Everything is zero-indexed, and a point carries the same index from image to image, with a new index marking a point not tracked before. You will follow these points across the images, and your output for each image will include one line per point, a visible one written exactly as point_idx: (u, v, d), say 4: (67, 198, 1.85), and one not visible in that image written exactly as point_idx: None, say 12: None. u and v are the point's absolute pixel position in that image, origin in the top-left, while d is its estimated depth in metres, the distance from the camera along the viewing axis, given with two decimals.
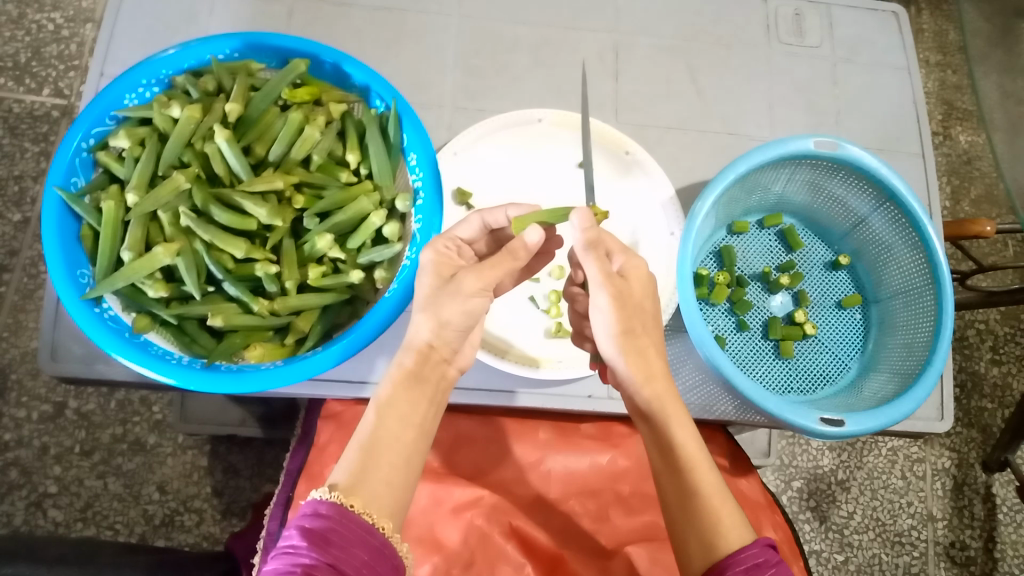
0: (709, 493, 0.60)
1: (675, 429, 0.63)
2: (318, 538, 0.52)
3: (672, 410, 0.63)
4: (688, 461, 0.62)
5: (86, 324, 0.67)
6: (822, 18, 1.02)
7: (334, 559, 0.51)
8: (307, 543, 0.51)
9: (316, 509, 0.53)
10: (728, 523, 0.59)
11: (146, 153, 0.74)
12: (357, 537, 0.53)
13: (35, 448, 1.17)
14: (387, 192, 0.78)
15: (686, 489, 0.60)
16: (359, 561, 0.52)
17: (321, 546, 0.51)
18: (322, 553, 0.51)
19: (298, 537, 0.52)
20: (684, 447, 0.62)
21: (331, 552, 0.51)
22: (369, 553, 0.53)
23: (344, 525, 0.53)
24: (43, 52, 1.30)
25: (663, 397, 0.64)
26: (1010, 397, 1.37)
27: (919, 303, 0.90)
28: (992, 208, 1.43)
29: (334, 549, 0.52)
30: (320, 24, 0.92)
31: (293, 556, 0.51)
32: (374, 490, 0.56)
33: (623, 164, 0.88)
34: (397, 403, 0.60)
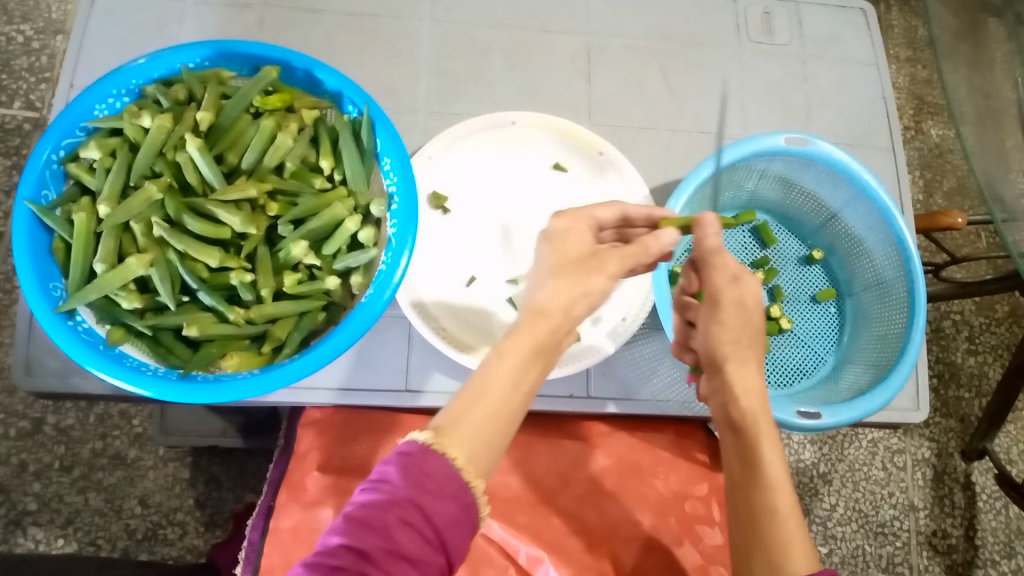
0: (783, 514, 0.60)
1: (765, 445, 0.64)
2: (411, 481, 0.51)
3: (763, 430, 0.65)
4: (769, 479, 0.62)
5: (59, 337, 0.66)
6: (791, 16, 1.03)
7: (424, 504, 0.50)
8: (400, 479, 0.51)
9: (414, 451, 0.52)
10: (793, 539, 0.59)
11: (117, 163, 0.73)
12: (451, 488, 0.52)
13: (13, 466, 1.15)
14: (361, 198, 0.78)
15: (762, 504, 0.61)
16: (449, 514, 0.51)
17: (413, 488, 0.50)
18: (413, 493, 0.50)
19: (393, 474, 0.51)
20: (770, 464, 0.63)
21: (420, 495, 0.50)
22: (458, 507, 0.52)
23: (439, 471, 0.52)
24: (13, 64, 1.29)
25: (755, 412, 0.66)
26: (986, 387, 1.39)
27: (892, 295, 0.91)
28: (964, 200, 1.45)
29: (424, 496, 0.50)
30: (291, 32, 0.92)
31: (384, 491, 0.50)
32: (469, 440, 0.54)
33: (596, 164, 0.89)
34: (514, 352, 0.58)
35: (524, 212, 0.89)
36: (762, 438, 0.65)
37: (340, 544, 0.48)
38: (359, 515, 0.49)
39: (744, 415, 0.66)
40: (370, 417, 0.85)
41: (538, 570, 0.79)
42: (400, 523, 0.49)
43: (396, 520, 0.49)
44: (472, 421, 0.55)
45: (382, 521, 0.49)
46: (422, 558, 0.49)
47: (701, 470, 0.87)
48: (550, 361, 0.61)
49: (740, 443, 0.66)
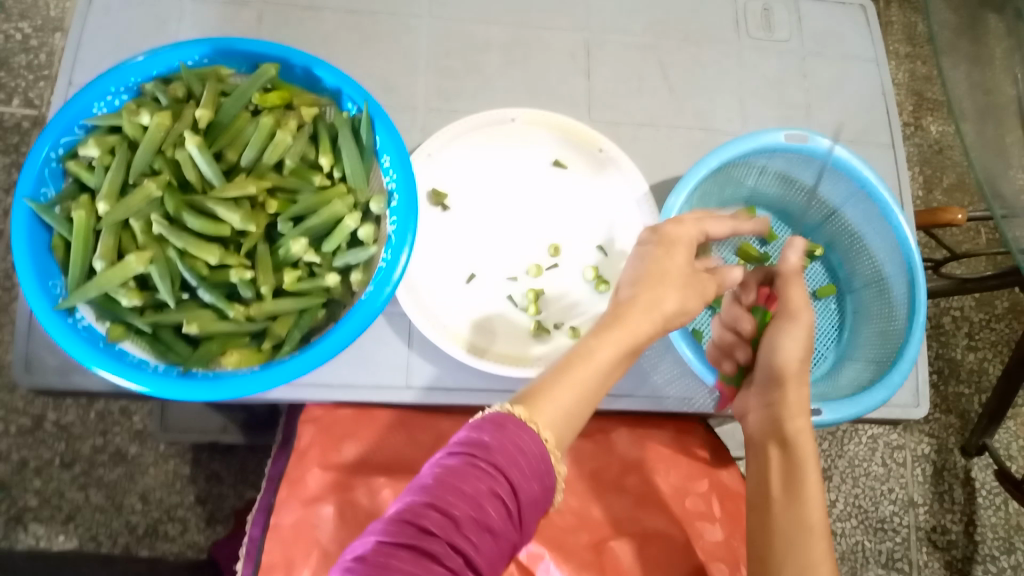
0: (813, 533, 0.65)
1: (805, 466, 0.68)
2: (498, 454, 0.57)
3: (807, 447, 0.70)
4: (809, 498, 0.66)
5: (58, 334, 0.67)
6: (791, 11, 1.03)
7: (512, 481, 0.57)
8: (489, 449, 0.57)
9: (508, 425, 0.59)
10: (820, 556, 0.63)
11: (116, 161, 0.73)
12: (536, 467, 0.59)
13: (14, 462, 1.16)
14: (361, 195, 0.78)
15: (800, 518, 0.65)
16: (532, 492, 0.58)
17: (501, 467, 0.57)
18: (501, 471, 0.57)
19: (485, 445, 0.57)
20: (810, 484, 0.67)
21: (508, 474, 0.57)
22: (539, 488, 0.59)
23: (525, 450, 0.59)
24: (11, 62, 1.29)
25: (798, 435, 0.70)
26: (986, 383, 1.39)
27: (892, 291, 0.91)
28: (964, 196, 1.45)
29: (510, 471, 0.57)
30: (290, 28, 0.92)
31: (473, 461, 0.57)
32: (558, 418, 0.62)
33: (596, 161, 0.89)
34: (614, 339, 0.67)
35: (523, 210, 0.89)
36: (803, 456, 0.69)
37: (433, 503, 0.54)
38: (449, 478, 0.56)
39: (796, 431, 0.71)
40: (372, 414, 0.85)
41: (538, 567, 0.78)
42: (488, 494, 0.55)
43: (486, 491, 0.55)
44: (564, 401, 0.63)
45: (474, 489, 0.55)
46: (502, 528, 0.56)
47: (701, 466, 0.88)
48: (642, 348, 0.69)
49: (785, 458, 0.70)
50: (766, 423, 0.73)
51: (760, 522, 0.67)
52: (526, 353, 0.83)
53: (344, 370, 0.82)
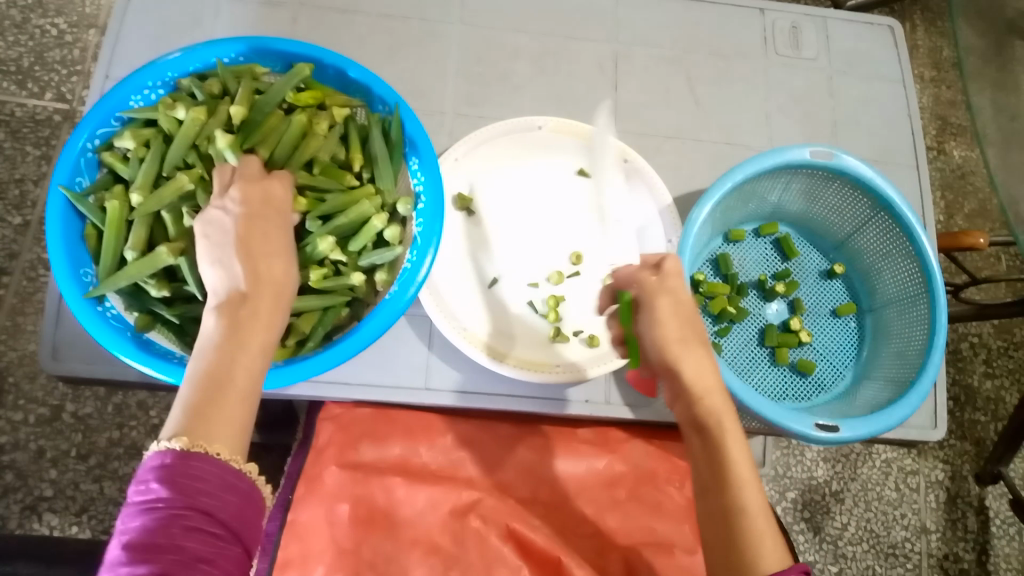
0: (754, 514, 0.58)
1: (731, 445, 0.61)
2: (181, 486, 0.49)
3: (728, 426, 0.62)
4: (737, 478, 0.60)
5: (88, 322, 0.67)
6: (819, 31, 1.04)
7: (202, 506, 0.50)
8: (171, 495, 0.49)
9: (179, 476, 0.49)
10: (768, 542, 0.57)
11: (151, 154, 0.74)
12: (226, 482, 0.51)
13: (31, 452, 1.17)
14: (388, 196, 0.79)
15: (731, 505, 0.59)
16: (229, 506, 0.51)
17: (186, 495, 0.49)
18: (191, 503, 0.49)
19: (162, 491, 0.49)
20: (738, 465, 0.60)
21: (198, 501, 0.49)
22: (237, 496, 0.52)
23: (208, 478, 0.50)
24: (46, 57, 1.32)
25: (720, 413, 0.63)
26: (1003, 411, 1.38)
27: (913, 311, 0.91)
28: (985, 222, 1.44)
29: (201, 496, 0.50)
30: (323, 31, 0.94)
31: (158, 514, 0.48)
32: (233, 432, 0.53)
33: (621, 172, 0.90)
34: (245, 335, 0.55)
35: (547, 217, 0.90)
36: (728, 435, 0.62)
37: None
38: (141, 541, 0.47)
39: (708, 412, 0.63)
40: (390, 414, 0.85)
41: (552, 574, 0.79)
42: (184, 532, 0.48)
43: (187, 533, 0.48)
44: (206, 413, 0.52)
45: (162, 539, 0.47)
46: (220, 556, 0.49)
47: None
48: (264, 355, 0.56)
49: (705, 441, 0.62)
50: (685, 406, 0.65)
51: (704, 512, 0.61)
52: (545, 358, 0.83)
53: (364, 370, 0.83)
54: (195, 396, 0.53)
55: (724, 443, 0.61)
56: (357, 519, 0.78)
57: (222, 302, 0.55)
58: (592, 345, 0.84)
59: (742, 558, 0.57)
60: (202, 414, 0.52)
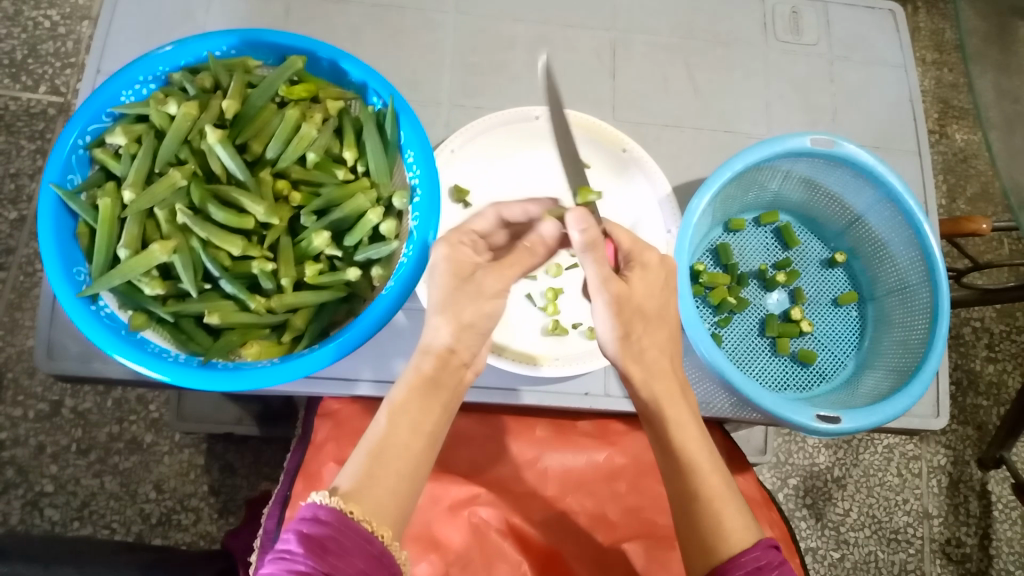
0: (710, 496, 0.60)
1: (674, 429, 0.62)
2: (315, 544, 0.51)
3: (672, 411, 0.62)
4: (690, 462, 0.61)
5: (82, 321, 0.67)
6: (820, 15, 1.02)
7: (330, 568, 0.51)
8: (303, 550, 0.51)
9: (323, 537, 0.52)
10: (732, 523, 0.58)
11: (143, 149, 0.73)
12: (357, 546, 0.52)
13: (32, 447, 1.17)
14: (384, 190, 0.78)
15: (690, 490, 0.60)
16: (357, 571, 0.51)
17: (317, 554, 0.51)
18: (319, 562, 0.50)
19: (295, 544, 0.51)
20: (686, 448, 0.61)
21: (328, 561, 0.51)
22: (365, 561, 0.52)
23: (343, 538, 0.52)
24: (39, 49, 1.30)
25: (660, 398, 0.63)
26: (1005, 395, 1.37)
27: (915, 300, 0.90)
28: (988, 206, 1.43)
29: (331, 556, 0.51)
30: (317, 22, 0.92)
31: (288, 566, 0.50)
32: (378, 496, 0.55)
33: (620, 162, 0.88)
34: (410, 407, 0.59)
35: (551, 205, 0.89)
36: (682, 422, 0.62)
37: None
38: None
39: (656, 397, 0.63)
40: None
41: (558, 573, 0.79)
42: None
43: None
44: (377, 473, 0.56)
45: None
46: None
47: None
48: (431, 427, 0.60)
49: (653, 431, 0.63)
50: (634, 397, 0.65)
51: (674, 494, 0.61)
52: (545, 352, 0.82)
53: (362, 364, 0.82)
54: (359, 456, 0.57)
55: (668, 432, 0.62)
56: None
57: (423, 373, 0.60)
58: (590, 338, 0.83)
59: (708, 541, 0.58)
60: (361, 472, 0.56)
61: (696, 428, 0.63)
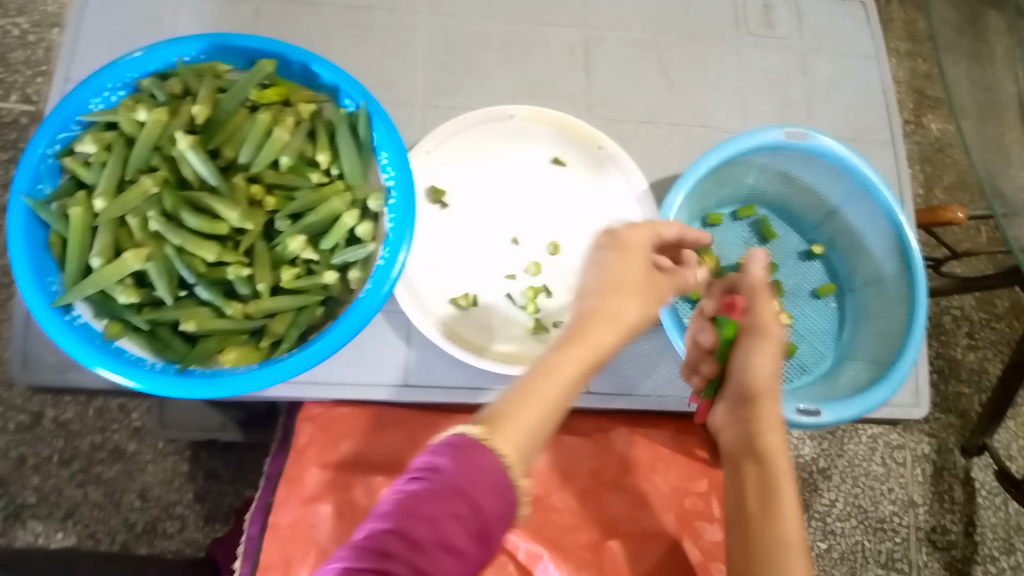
0: (789, 548, 0.60)
1: (776, 474, 0.65)
2: (461, 470, 0.54)
3: (775, 456, 0.67)
4: (781, 513, 0.62)
5: (56, 332, 0.67)
6: (791, 8, 1.03)
7: (472, 497, 0.54)
8: (449, 473, 0.54)
9: (469, 461, 0.55)
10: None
11: (113, 157, 0.72)
12: (499, 481, 0.56)
13: (12, 459, 1.15)
14: (359, 192, 0.77)
15: (773, 539, 0.61)
16: (491, 505, 0.55)
17: (460, 479, 0.54)
18: (462, 487, 0.54)
19: (443, 467, 0.54)
20: (780, 498, 0.63)
21: (469, 489, 0.54)
22: (500, 500, 0.55)
23: (483, 467, 0.55)
24: (9, 57, 1.29)
25: (770, 443, 0.67)
26: (986, 382, 1.38)
27: (892, 291, 0.91)
28: (964, 195, 1.44)
29: (471, 484, 0.54)
30: (287, 25, 0.92)
31: (430, 484, 0.53)
32: (520, 439, 0.58)
33: (596, 159, 0.89)
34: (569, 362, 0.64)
35: (527, 204, 0.89)
36: (776, 461, 0.66)
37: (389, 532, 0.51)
38: (411, 504, 0.52)
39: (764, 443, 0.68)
40: (371, 412, 0.84)
41: (538, 567, 0.78)
42: (442, 511, 0.52)
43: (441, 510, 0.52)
44: (524, 418, 0.60)
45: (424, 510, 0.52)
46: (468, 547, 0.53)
47: (698, 467, 0.86)
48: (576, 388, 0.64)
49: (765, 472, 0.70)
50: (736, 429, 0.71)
51: (751, 536, 0.62)
52: (525, 350, 0.82)
53: (341, 367, 0.81)
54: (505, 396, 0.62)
55: (768, 473, 0.65)
56: (339, 517, 0.77)
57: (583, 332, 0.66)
58: None
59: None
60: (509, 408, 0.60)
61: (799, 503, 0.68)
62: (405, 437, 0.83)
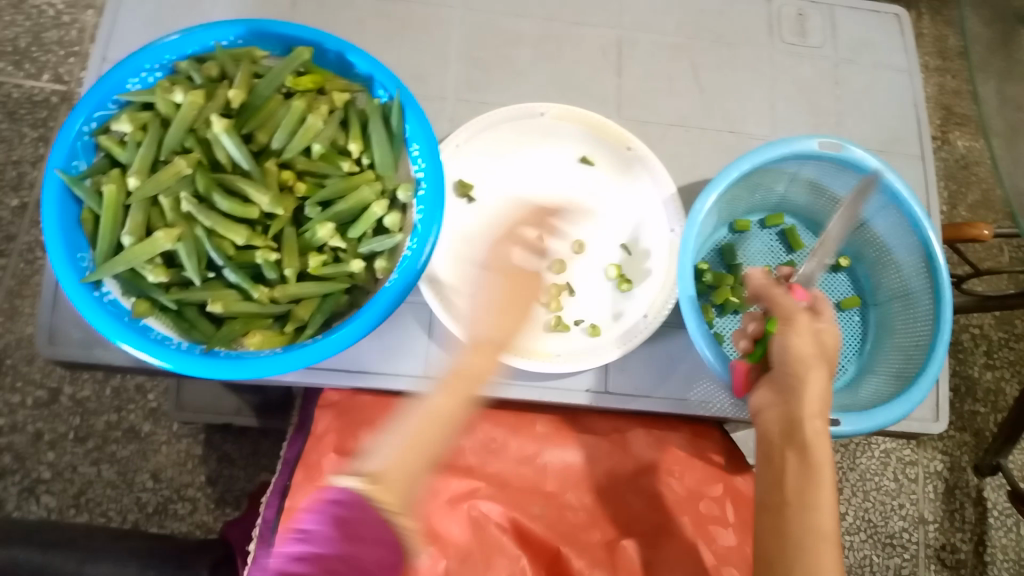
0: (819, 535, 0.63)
1: (818, 470, 0.65)
2: (349, 529, 0.67)
3: (820, 448, 0.66)
4: (814, 501, 0.64)
5: (84, 307, 0.67)
6: (825, 18, 1.03)
7: (356, 550, 0.67)
8: (338, 535, 0.67)
9: (356, 522, 0.66)
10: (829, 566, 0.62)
11: (148, 137, 0.73)
12: (381, 541, 0.66)
13: (29, 434, 1.16)
14: (388, 182, 0.78)
15: (803, 525, 0.64)
16: (372, 561, 0.67)
17: (350, 535, 0.67)
18: (348, 537, 0.67)
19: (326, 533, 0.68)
20: (819, 489, 0.64)
21: (366, 539, 0.67)
22: (385, 553, 0.67)
23: (370, 534, 0.66)
24: (43, 37, 1.30)
25: (815, 438, 0.66)
26: (1002, 402, 1.37)
27: (918, 306, 0.90)
28: (988, 213, 1.43)
29: (366, 540, 0.67)
30: (323, 14, 0.92)
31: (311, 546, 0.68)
32: (397, 482, 0.61)
33: (624, 160, 0.89)
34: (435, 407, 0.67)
35: (555, 203, 0.89)
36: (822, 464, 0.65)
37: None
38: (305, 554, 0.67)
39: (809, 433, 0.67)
40: (389, 402, 0.85)
41: None
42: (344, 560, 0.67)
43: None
44: (399, 453, 0.63)
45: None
46: None
47: (713, 472, 0.86)
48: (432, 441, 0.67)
49: (798, 464, 0.66)
50: (781, 425, 0.69)
51: (778, 525, 0.65)
52: (546, 348, 0.82)
53: (364, 356, 0.82)
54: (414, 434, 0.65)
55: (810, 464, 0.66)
56: None
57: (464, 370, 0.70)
58: (591, 335, 0.84)
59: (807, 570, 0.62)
60: (399, 457, 0.60)
61: (834, 489, 0.65)
62: None
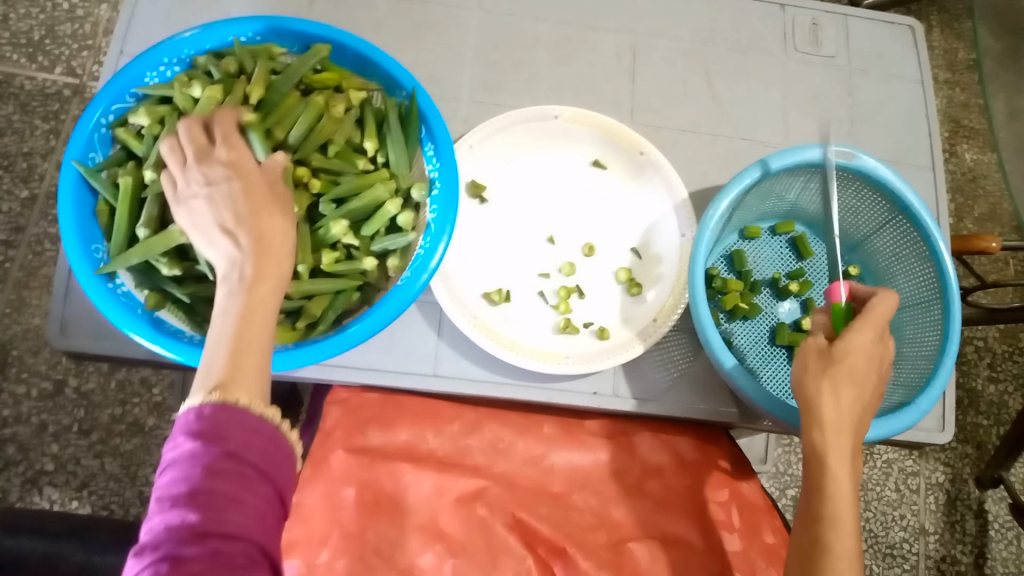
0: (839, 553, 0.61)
1: (829, 481, 0.64)
2: (208, 433, 0.49)
3: (834, 462, 0.65)
4: (832, 517, 0.63)
5: (99, 299, 0.67)
6: (839, 28, 1.03)
7: (230, 448, 0.49)
8: (198, 444, 0.49)
9: (224, 429, 0.49)
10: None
11: (164, 130, 0.73)
12: (254, 430, 0.51)
13: (33, 425, 1.16)
14: (403, 181, 0.78)
15: (818, 540, 0.63)
16: (256, 447, 0.50)
17: (212, 438, 0.49)
18: (216, 446, 0.49)
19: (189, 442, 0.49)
20: (833, 501, 0.63)
21: (230, 440, 0.49)
22: (262, 438, 0.51)
23: (245, 429, 0.50)
24: (57, 30, 1.31)
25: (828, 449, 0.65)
26: (1005, 415, 1.38)
27: (926, 315, 0.90)
28: (994, 226, 1.44)
29: (229, 438, 0.49)
30: (341, 12, 0.93)
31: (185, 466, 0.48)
32: (253, 381, 0.53)
33: (636, 164, 0.89)
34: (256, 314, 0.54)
35: (567, 204, 0.90)
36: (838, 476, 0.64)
37: (171, 525, 0.46)
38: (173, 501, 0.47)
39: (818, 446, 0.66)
40: (398, 400, 0.85)
41: None
42: (214, 481, 0.47)
43: (216, 477, 0.47)
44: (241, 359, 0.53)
45: (193, 487, 0.47)
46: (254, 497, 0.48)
47: (719, 477, 0.86)
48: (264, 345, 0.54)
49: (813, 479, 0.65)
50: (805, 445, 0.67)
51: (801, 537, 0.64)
52: (556, 349, 0.82)
53: (374, 354, 0.82)
54: (219, 342, 0.53)
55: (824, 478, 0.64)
56: (363, 504, 0.78)
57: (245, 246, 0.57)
58: (601, 337, 0.83)
59: None
60: (229, 363, 0.52)
61: (852, 505, 0.64)
62: (432, 427, 0.84)
